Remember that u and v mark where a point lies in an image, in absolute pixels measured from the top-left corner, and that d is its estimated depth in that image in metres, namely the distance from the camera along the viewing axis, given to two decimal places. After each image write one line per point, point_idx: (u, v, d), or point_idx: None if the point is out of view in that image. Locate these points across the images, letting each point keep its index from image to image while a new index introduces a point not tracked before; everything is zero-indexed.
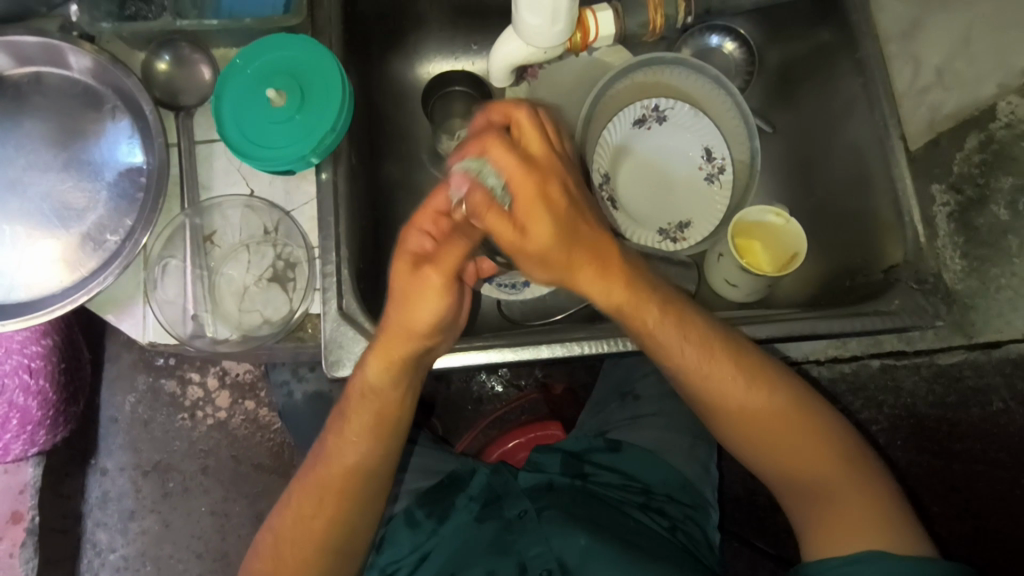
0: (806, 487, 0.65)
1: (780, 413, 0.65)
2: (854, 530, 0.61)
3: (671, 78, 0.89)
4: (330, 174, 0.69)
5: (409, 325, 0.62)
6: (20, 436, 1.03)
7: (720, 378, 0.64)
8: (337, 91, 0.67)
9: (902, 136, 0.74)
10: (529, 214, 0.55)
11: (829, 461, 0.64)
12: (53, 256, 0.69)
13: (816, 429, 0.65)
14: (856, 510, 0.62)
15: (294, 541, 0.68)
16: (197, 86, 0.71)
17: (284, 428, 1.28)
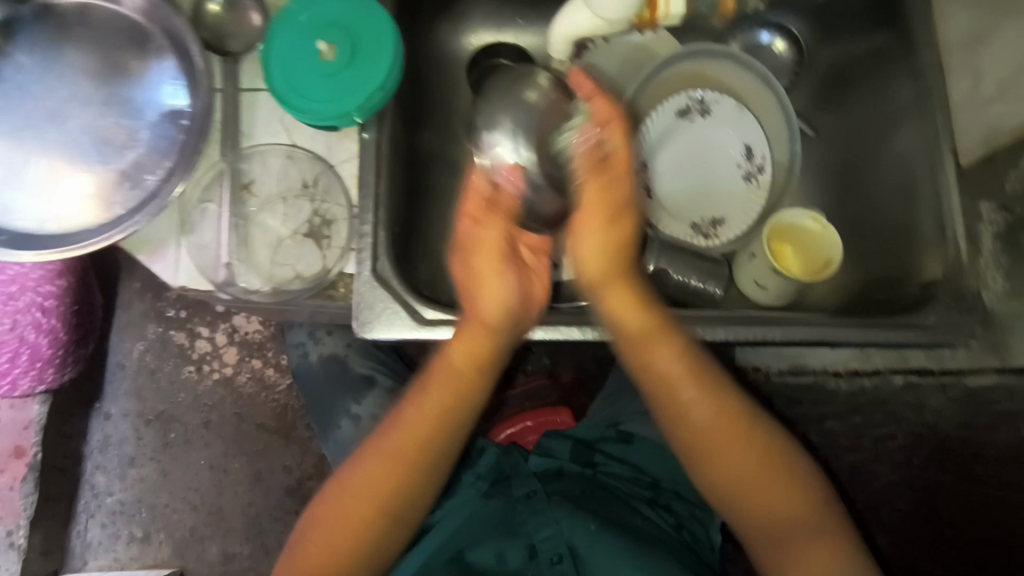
0: (754, 530, 0.67)
1: (743, 443, 0.68)
2: (810, 566, 0.63)
3: (720, 71, 0.88)
4: (373, 134, 0.69)
5: (490, 315, 0.66)
6: (29, 372, 1.06)
7: (704, 408, 0.68)
8: (388, 49, 0.66)
9: (953, 149, 0.72)
10: (584, 212, 0.67)
11: (787, 494, 0.67)
12: (86, 192, 0.68)
13: (780, 471, 0.68)
14: (808, 541, 0.65)
15: (359, 493, 0.66)
16: (245, 31, 0.70)
17: (290, 391, 1.28)
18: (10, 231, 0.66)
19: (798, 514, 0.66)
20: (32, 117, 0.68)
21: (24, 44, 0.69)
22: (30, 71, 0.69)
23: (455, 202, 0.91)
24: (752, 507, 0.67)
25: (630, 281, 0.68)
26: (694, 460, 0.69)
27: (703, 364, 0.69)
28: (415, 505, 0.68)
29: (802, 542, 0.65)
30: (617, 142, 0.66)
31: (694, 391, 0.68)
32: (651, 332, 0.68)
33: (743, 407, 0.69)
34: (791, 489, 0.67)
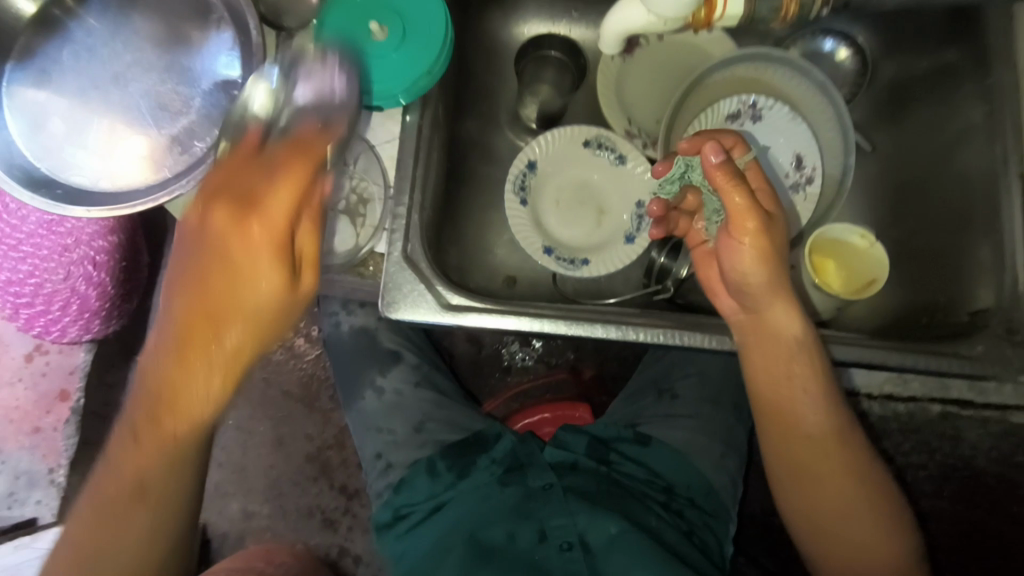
0: (827, 541, 0.71)
1: (836, 461, 0.70)
2: (863, 567, 0.70)
3: (776, 77, 0.85)
4: (415, 117, 0.69)
5: (195, 327, 0.54)
6: (76, 321, 1.11)
7: (809, 409, 0.69)
8: (439, 35, 0.66)
9: (1021, 175, 0.70)
10: (766, 297, 0.67)
11: (865, 513, 0.70)
12: (139, 153, 0.71)
13: (866, 491, 0.70)
14: (869, 549, 0.70)
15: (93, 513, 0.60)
16: (301, 7, 0.71)
17: (316, 363, 1.31)
18: (66, 186, 0.69)
19: (865, 542, 0.70)
20: (97, 79, 0.71)
21: (95, 10, 0.72)
22: (99, 36, 0.72)
23: (491, 191, 0.91)
24: (823, 522, 0.71)
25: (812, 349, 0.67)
26: (774, 439, 0.71)
27: (814, 365, 0.67)
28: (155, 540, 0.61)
29: (862, 571, 0.70)
30: (741, 194, 0.64)
31: (803, 390, 0.68)
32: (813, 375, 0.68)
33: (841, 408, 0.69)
34: (872, 515, 0.71)
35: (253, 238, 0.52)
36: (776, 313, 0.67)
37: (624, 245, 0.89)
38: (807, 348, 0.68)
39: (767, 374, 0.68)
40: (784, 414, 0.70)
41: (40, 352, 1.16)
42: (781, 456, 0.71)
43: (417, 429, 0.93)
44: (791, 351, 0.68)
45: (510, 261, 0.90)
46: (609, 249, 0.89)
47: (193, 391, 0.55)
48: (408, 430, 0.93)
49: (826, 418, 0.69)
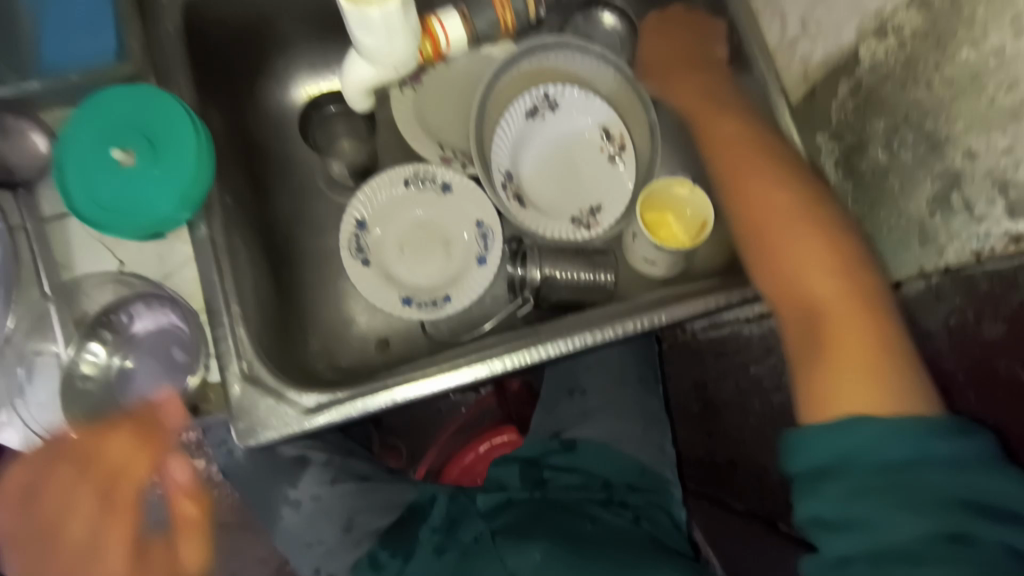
0: (811, 326, 0.58)
1: (824, 245, 0.61)
2: (844, 379, 0.54)
3: (559, 62, 0.88)
4: (208, 229, 0.64)
5: None
6: None
7: (752, 170, 0.67)
8: (190, 138, 0.61)
9: (783, 91, 0.75)
10: (677, 53, 0.81)
11: (854, 308, 0.58)
12: None
13: (856, 303, 0.57)
14: (858, 363, 0.54)
15: None
16: (30, 155, 0.63)
17: None
18: None
19: (834, 306, 0.58)
20: None
21: None
22: None
23: (330, 263, 0.87)
24: (793, 292, 0.61)
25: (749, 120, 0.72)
26: (756, 249, 0.64)
27: (761, 152, 0.69)
28: None
29: (840, 355, 0.55)
30: (679, 26, 0.82)
31: (749, 162, 0.68)
32: (756, 142, 0.70)
33: (800, 171, 0.66)
34: (879, 355, 0.54)
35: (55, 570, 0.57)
36: (735, 145, 0.70)
37: (478, 269, 0.87)
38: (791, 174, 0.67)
39: (732, 171, 0.69)
40: (743, 198, 0.67)
41: None
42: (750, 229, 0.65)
43: (345, 530, 0.87)
44: (736, 110, 0.73)
45: (377, 324, 0.86)
46: (467, 276, 0.87)
47: None
48: (337, 534, 0.87)
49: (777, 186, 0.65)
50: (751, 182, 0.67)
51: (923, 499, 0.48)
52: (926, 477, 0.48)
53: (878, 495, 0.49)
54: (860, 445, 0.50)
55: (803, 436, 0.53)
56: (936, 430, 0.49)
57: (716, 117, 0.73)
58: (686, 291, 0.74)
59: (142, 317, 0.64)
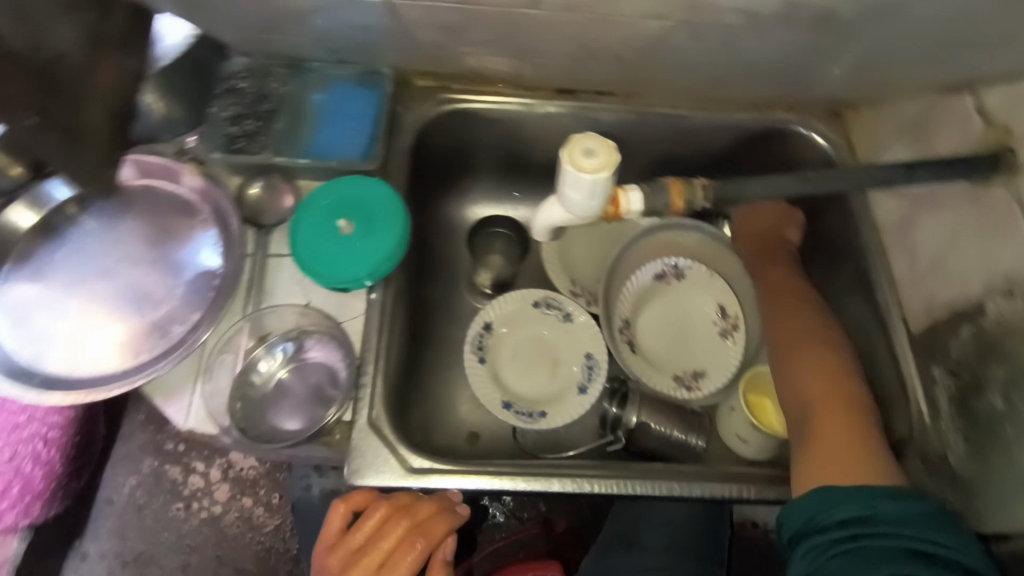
0: (807, 422, 0.71)
1: (833, 368, 0.74)
2: (842, 471, 0.64)
3: (693, 242, 1.00)
4: (380, 295, 0.78)
5: None
6: (16, 507, 1.06)
7: (785, 302, 0.83)
8: (397, 226, 0.77)
9: (903, 317, 0.79)
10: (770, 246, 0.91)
11: (845, 425, 0.69)
12: (116, 340, 0.76)
13: (849, 411, 0.70)
14: (838, 460, 0.65)
15: None
16: (277, 207, 0.82)
17: (276, 532, 1.28)
18: (42, 374, 0.73)
19: (841, 415, 0.69)
20: (86, 275, 0.79)
21: (92, 215, 0.82)
22: (96, 238, 0.81)
23: (450, 351, 0.98)
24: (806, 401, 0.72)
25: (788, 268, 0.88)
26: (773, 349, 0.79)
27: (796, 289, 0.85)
28: None
29: (834, 444, 0.67)
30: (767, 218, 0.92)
31: (782, 298, 0.84)
32: (790, 282, 0.86)
33: (815, 309, 0.82)
34: (860, 462, 0.64)
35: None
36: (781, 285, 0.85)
37: (576, 395, 0.94)
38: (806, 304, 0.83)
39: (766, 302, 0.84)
40: (774, 322, 0.82)
41: None
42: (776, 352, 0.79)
43: None
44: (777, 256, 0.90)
45: (473, 418, 0.94)
46: (565, 400, 0.94)
47: None
48: None
49: (800, 316, 0.81)
50: (777, 293, 0.85)
51: (884, 554, 0.55)
52: (881, 535, 0.56)
53: (844, 550, 0.57)
54: (823, 505, 0.60)
55: (789, 506, 0.63)
56: (881, 492, 0.59)
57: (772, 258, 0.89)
58: (783, 477, 0.77)
59: (316, 350, 0.78)
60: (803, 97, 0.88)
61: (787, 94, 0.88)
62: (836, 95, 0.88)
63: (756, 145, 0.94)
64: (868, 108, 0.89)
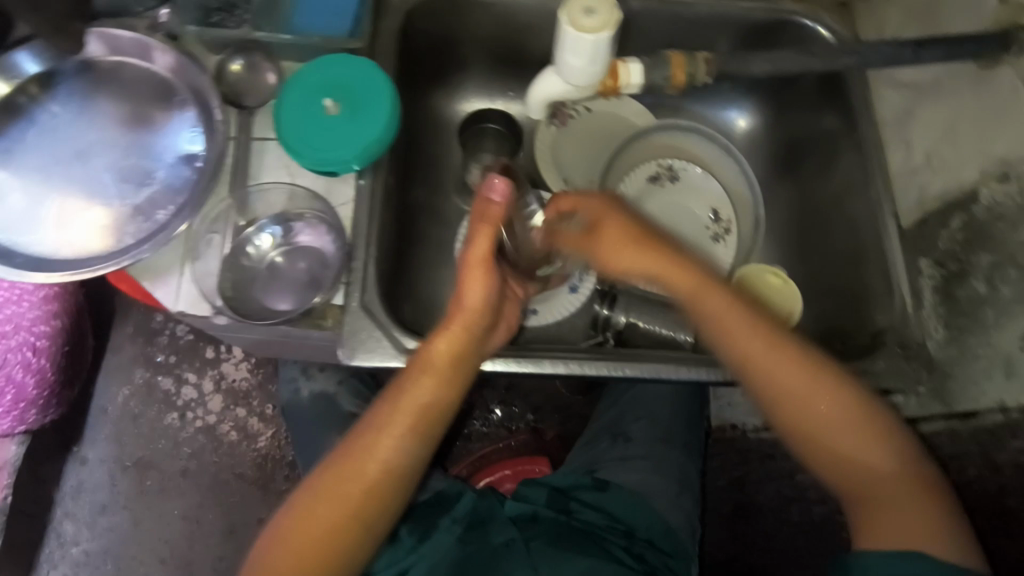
0: (860, 503, 0.66)
1: (863, 424, 0.66)
2: (896, 534, 0.63)
3: (687, 143, 1.00)
4: (368, 182, 0.76)
5: (442, 356, 0.71)
6: (11, 411, 1.14)
7: (783, 359, 0.68)
8: (387, 108, 0.74)
9: (896, 214, 0.79)
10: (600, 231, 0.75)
11: (910, 491, 0.64)
12: (99, 224, 0.74)
13: (921, 481, 0.65)
14: (911, 523, 0.63)
15: (409, 409, 0.70)
16: (260, 87, 0.78)
17: (268, 439, 1.44)
18: (25, 255, 0.72)
19: (871, 474, 0.66)
20: (63, 157, 0.76)
21: (64, 91, 0.78)
22: (70, 116, 0.77)
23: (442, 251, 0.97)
24: (847, 471, 0.66)
25: (769, 332, 0.69)
26: (790, 426, 0.68)
27: (796, 349, 0.68)
28: (441, 419, 0.72)
29: (885, 507, 0.64)
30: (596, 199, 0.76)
31: (767, 356, 0.68)
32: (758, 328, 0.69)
33: (830, 370, 0.68)
34: (939, 526, 0.62)
35: (425, 385, 0.70)
36: (783, 358, 0.68)
37: (567, 295, 0.94)
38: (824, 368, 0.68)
39: (766, 369, 0.68)
40: (801, 400, 0.67)
41: None
42: (809, 440, 0.67)
43: None
44: (712, 296, 0.70)
45: None
46: (557, 298, 0.95)
47: (408, 404, 0.70)
48: None
49: (818, 377, 0.67)
50: (759, 362, 0.68)
51: None
52: None
53: None
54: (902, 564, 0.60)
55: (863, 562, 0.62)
56: None
57: (705, 296, 0.70)
58: None
59: (305, 233, 0.77)
60: None
61: None
62: None
63: (762, 39, 0.90)
64: None
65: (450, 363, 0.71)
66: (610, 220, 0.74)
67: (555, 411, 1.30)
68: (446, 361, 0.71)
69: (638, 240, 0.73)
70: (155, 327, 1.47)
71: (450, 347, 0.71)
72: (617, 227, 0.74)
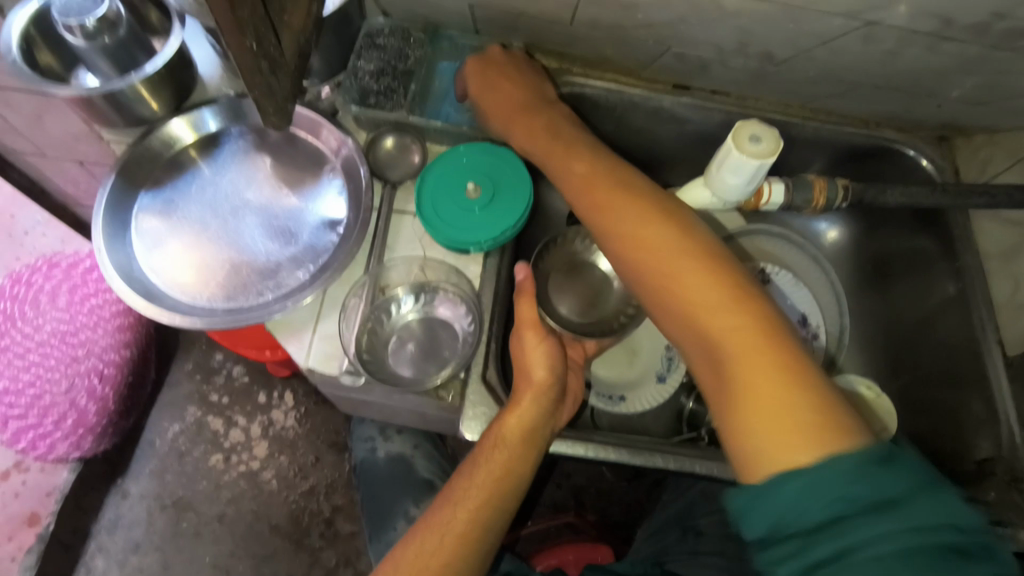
0: (732, 414, 0.56)
1: (745, 327, 0.58)
2: (791, 442, 0.52)
3: (778, 249, 1.05)
4: (495, 261, 0.81)
5: (513, 431, 0.71)
6: (68, 436, 1.28)
7: (700, 278, 0.61)
8: (524, 198, 0.80)
9: (999, 341, 0.82)
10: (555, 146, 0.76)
11: (807, 402, 0.53)
12: (245, 277, 0.79)
13: (813, 403, 0.53)
14: (782, 422, 0.52)
15: (482, 481, 0.71)
16: (404, 164, 0.85)
17: (309, 493, 1.42)
18: (176, 299, 0.77)
19: (751, 392, 0.54)
20: (220, 212, 0.83)
21: (231, 155, 0.85)
22: (232, 177, 0.84)
23: None
24: (741, 389, 0.55)
25: (685, 239, 0.64)
26: (700, 346, 0.60)
27: (712, 265, 0.62)
28: (512, 490, 0.73)
29: (776, 433, 0.53)
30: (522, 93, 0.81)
31: (661, 258, 0.64)
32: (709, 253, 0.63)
33: (749, 292, 0.60)
34: (807, 442, 0.51)
35: (497, 458, 0.71)
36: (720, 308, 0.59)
37: (655, 384, 0.97)
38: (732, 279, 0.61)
39: (675, 281, 0.62)
40: (699, 317, 0.60)
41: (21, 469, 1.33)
42: (698, 341, 0.60)
43: None
44: (637, 210, 0.68)
45: None
46: (645, 387, 0.97)
47: (482, 477, 0.71)
48: None
49: (727, 298, 0.59)
50: (674, 262, 0.63)
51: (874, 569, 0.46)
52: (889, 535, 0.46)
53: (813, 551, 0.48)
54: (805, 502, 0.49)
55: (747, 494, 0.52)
56: None
57: (637, 207, 0.68)
58: None
59: (445, 306, 0.81)
60: (918, 115, 0.91)
61: (905, 112, 0.91)
62: (952, 118, 0.90)
63: (862, 163, 0.95)
64: (979, 137, 0.92)
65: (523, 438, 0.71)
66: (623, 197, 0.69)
67: (601, 496, 1.29)
68: (523, 436, 0.71)
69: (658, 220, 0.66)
70: (214, 366, 1.50)
71: (521, 422, 0.71)
72: (638, 206, 0.68)
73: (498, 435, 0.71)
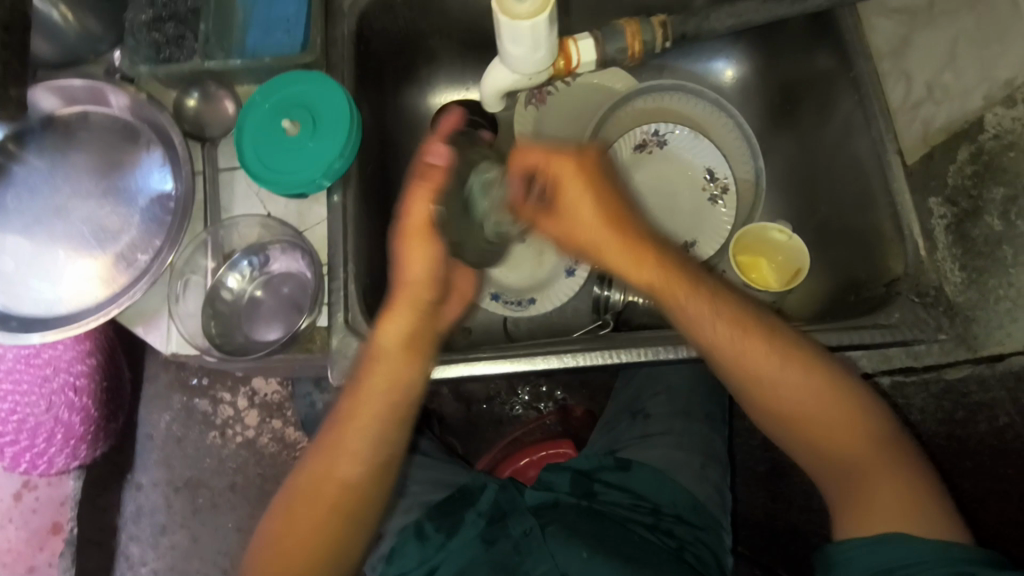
0: (768, 408, 0.66)
1: (805, 367, 0.64)
2: (878, 502, 0.62)
3: (673, 102, 0.93)
4: (341, 197, 0.74)
5: (391, 340, 0.66)
6: (62, 449, 1.11)
7: (698, 306, 0.65)
8: (345, 115, 0.72)
9: (899, 151, 0.74)
10: (565, 203, 0.67)
11: (863, 441, 0.64)
12: (89, 275, 0.75)
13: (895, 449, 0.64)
14: (822, 432, 0.65)
15: (367, 401, 0.66)
16: (220, 117, 0.78)
17: None
18: (19, 318, 0.72)
19: (818, 417, 0.65)
20: (39, 215, 0.76)
21: (31, 149, 0.78)
22: (37, 174, 0.77)
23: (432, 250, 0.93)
24: (791, 416, 0.65)
25: (633, 242, 0.66)
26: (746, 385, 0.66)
27: (716, 297, 0.66)
28: (408, 402, 0.68)
29: (871, 485, 0.63)
30: (561, 164, 0.66)
31: (699, 303, 0.65)
32: (658, 268, 0.65)
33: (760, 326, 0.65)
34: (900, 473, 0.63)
35: (381, 371, 0.66)
36: (758, 346, 0.64)
37: (564, 279, 0.92)
38: (715, 300, 0.66)
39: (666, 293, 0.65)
40: (718, 349, 0.65)
41: (29, 488, 1.18)
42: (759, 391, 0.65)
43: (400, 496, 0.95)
44: (611, 212, 0.66)
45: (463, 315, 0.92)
46: (555, 285, 0.92)
47: (368, 393, 0.66)
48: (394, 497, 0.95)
49: (725, 312, 0.65)
50: (673, 294, 0.65)
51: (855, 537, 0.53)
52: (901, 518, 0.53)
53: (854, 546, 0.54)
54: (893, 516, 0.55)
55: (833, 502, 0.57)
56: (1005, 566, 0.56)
57: (614, 251, 0.66)
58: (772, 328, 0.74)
59: (278, 261, 0.77)
60: None
61: None
62: None
63: None
64: None
65: (404, 347, 0.66)
66: (568, 185, 0.66)
67: (581, 386, 1.28)
68: (407, 345, 0.67)
69: (619, 243, 0.66)
70: None
71: (398, 335, 0.66)
72: (578, 194, 0.66)
73: (378, 349, 0.66)
